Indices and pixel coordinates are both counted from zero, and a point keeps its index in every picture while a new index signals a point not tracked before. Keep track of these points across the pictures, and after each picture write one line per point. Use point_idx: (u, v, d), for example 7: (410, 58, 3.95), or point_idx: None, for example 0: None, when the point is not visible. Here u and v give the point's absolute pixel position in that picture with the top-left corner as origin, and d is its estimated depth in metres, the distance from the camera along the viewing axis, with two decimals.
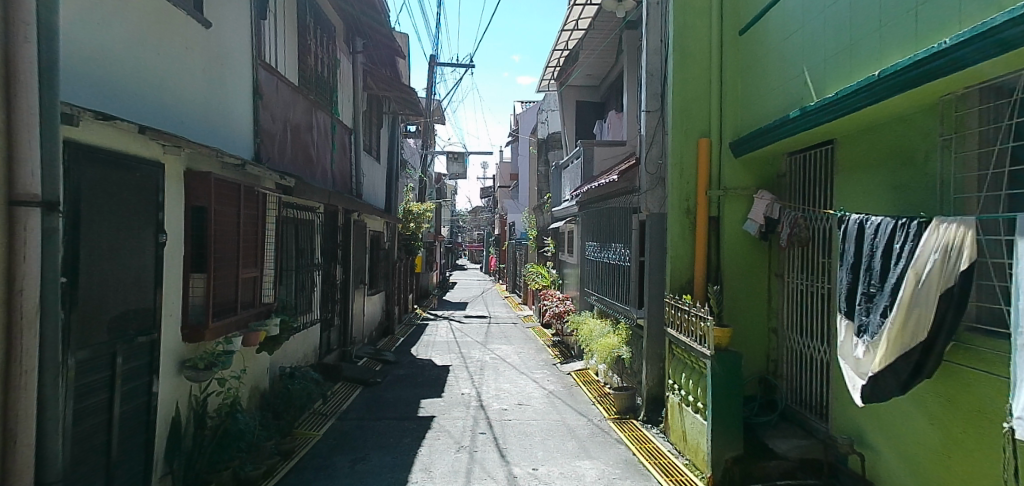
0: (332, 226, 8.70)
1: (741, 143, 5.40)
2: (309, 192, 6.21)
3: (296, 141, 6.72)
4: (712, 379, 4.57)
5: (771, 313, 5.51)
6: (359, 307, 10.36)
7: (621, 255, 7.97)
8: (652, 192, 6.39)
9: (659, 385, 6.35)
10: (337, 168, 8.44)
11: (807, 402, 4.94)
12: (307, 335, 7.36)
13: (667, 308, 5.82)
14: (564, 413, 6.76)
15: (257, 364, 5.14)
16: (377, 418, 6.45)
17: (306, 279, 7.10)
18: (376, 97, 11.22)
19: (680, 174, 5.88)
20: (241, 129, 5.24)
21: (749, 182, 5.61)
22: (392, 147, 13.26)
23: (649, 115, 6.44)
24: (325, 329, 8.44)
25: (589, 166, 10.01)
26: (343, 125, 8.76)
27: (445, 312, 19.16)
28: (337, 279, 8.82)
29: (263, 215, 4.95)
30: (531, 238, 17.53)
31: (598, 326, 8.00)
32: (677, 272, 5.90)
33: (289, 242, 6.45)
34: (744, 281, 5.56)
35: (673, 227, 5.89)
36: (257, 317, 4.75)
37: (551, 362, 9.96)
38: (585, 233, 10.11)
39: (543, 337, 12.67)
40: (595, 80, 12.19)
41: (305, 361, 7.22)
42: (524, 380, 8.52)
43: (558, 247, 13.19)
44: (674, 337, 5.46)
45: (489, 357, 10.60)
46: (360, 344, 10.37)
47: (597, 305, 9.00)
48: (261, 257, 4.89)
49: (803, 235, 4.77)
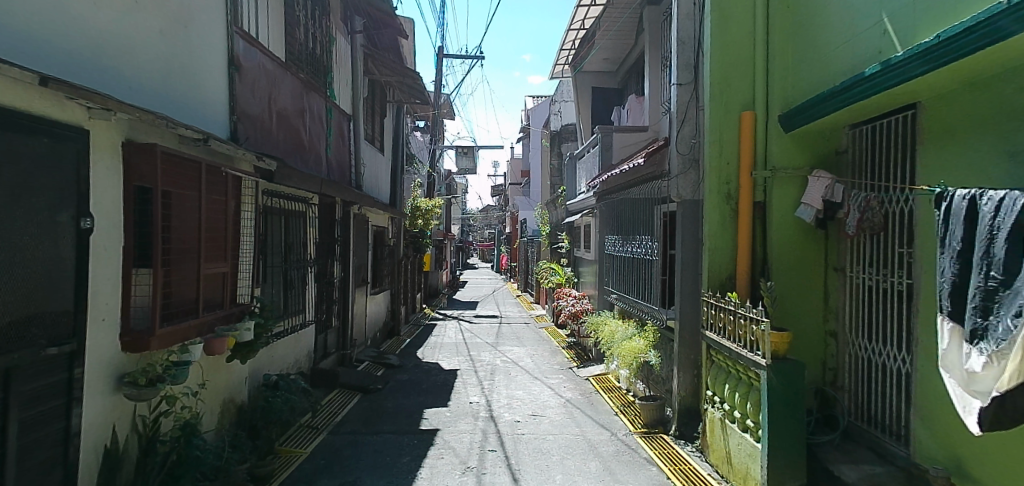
0: (329, 220, 8.00)
1: (793, 114, 4.61)
2: (295, 179, 5.50)
3: (285, 124, 6.05)
4: (767, 393, 3.78)
5: (828, 313, 4.73)
6: (360, 308, 9.68)
7: (646, 249, 7.19)
8: (685, 176, 5.60)
9: (693, 395, 5.56)
10: (334, 157, 7.75)
11: (877, 419, 4.15)
12: (298, 339, 6.67)
13: (705, 308, 5.03)
14: (584, 426, 6.00)
15: (229, 374, 4.43)
16: (373, 432, 5.73)
17: (296, 277, 6.40)
18: (379, 84, 10.54)
19: (720, 153, 5.07)
20: (212, 105, 4.54)
21: (802, 161, 4.82)
22: (397, 138, 12.58)
23: (680, 89, 5.65)
24: (322, 332, 7.74)
25: (608, 154, 9.23)
26: (341, 110, 8.07)
27: (454, 312, 18.47)
28: (334, 277, 8.13)
29: (235, 202, 4.24)
30: (544, 235, 16.76)
31: (621, 328, 7.21)
32: (716, 266, 5.10)
33: (275, 235, 5.76)
34: (796, 276, 4.79)
35: (711, 215, 5.09)
36: (227, 320, 4.05)
37: (568, 365, 9.20)
38: (603, 227, 9.34)
39: (558, 338, 11.92)
40: (612, 64, 11.41)
41: (294, 367, 6.52)
42: (538, 387, 7.77)
43: (573, 243, 12.43)
44: (715, 341, 4.66)
45: (500, 360, 9.86)
46: (362, 347, 9.69)
47: (617, 304, 8.23)
48: (233, 251, 4.19)
49: (876, 221, 3.98)
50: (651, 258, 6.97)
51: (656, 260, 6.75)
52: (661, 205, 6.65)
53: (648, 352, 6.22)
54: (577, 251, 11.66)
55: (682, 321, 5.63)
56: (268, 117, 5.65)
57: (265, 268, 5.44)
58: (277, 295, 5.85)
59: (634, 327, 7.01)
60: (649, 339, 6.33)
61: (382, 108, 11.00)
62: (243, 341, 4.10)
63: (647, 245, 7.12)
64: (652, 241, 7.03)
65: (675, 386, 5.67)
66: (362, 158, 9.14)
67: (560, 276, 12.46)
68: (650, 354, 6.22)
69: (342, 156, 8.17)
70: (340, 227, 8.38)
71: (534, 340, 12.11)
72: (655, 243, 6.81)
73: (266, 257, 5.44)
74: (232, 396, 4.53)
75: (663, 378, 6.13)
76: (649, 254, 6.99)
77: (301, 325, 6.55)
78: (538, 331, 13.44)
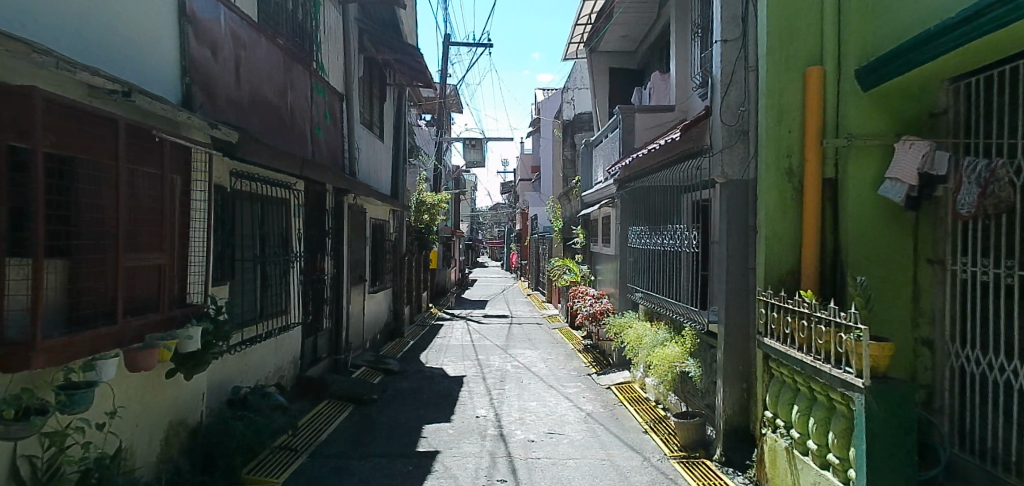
0: (318, 210, 7.14)
1: (874, 67, 3.67)
2: (266, 156, 4.62)
3: (257, 94, 5.20)
4: (863, 423, 2.85)
5: (919, 317, 3.79)
6: (357, 308, 8.86)
7: (677, 240, 6.25)
8: (731, 151, 4.67)
9: (742, 414, 4.65)
10: (323, 139, 6.89)
11: (991, 454, 3.20)
12: (280, 343, 5.85)
13: (761, 310, 4.11)
14: (610, 448, 5.10)
15: (175, 391, 3.56)
16: (361, 455, 4.87)
17: (276, 274, 5.55)
18: (377, 64, 9.69)
19: (780, 118, 4.13)
20: (158, 62, 3.68)
21: (885, 126, 3.88)
22: (399, 125, 11.73)
23: (725, 47, 4.71)
24: (311, 336, 6.91)
25: (629, 138, 8.29)
26: (332, 88, 7.22)
27: (463, 312, 17.62)
28: (324, 274, 7.30)
29: (176, 178, 3.38)
30: (557, 230, 15.86)
31: (648, 331, 6.29)
32: (775, 258, 4.16)
33: (244, 223, 4.92)
34: (877, 270, 3.87)
35: (768, 194, 4.15)
36: (166, 325, 3.18)
37: (585, 372, 8.31)
38: (624, 218, 8.43)
39: (573, 341, 11.02)
40: (632, 42, 10.48)
41: (274, 377, 5.69)
42: (553, 397, 6.89)
43: (588, 238, 11.51)
44: (780, 352, 3.73)
45: (511, 364, 8.99)
46: (359, 351, 8.86)
47: (643, 304, 7.33)
48: (172, 239, 3.32)
49: (1003, 196, 3.03)
50: (684, 250, 6.05)
51: (690, 253, 5.82)
52: (697, 189, 5.71)
53: (686, 361, 5.25)
54: (594, 246, 10.75)
55: (727, 324, 4.71)
56: (235, 85, 4.80)
57: (231, 262, 4.59)
58: (247, 293, 5.01)
59: (667, 329, 6.03)
60: (687, 344, 5.36)
61: (381, 91, 10.14)
62: (186, 351, 3.21)
63: (678, 236, 6.20)
64: (685, 231, 6.10)
65: (720, 402, 4.75)
66: (357, 143, 8.29)
67: (575, 273, 11.55)
68: (688, 362, 5.25)
69: (334, 139, 7.33)
70: (331, 219, 7.54)
71: (547, 342, 11.22)
72: (688, 233, 5.88)
73: (231, 249, 4.60)
74: (182, 419, 3.67)
75: (702, 392, 5.21)
76: (682, 246, 6.05)
77: (283, 327, 5.71)
78: (551, 333, 12.55)
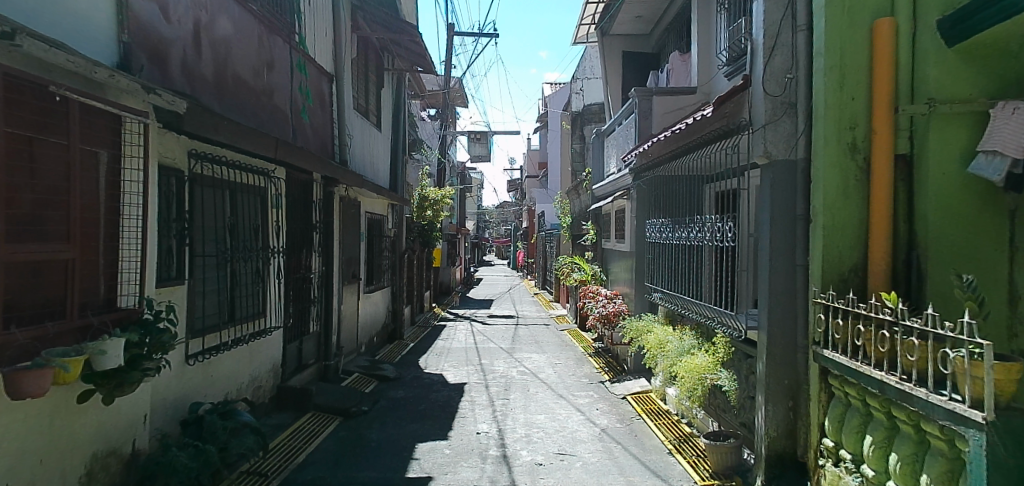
0: (304, 202, 6.47)
1: (965, 15, 2.98)
2: (228, 134, 3.94)
3: (222, 66, 4.53)
4: (979, 468, 2.15)
5: (1015, 326, 3.05)
6: (351, 309, 8.20)
7: (704, 234, 5.52)
8: (777, 127, 3.95)
9: (788, 436, 3.95)
10: (308, 123, 6.21)
11: None
12: (255, 351, 5.19)
13: (818, 316, 3.40)
14: (631, 473, 4.41)
15: (102, 415, 2.88)
16: (341, 481, 4.20)
17: (250, 272, 4.88)
18: (373, 46, 9.02)
19: (841, 82, 3.40)
20: (90, 13, 2.99)
21: (975, 89, 3.19)
22: (399, 114, 11.05)
23: (770, 3, 4.00)
24: (295, 341, 6.24)
25: (646, 123, 7.57)
26: (319, 67, 6.54)
27: (468, 312, 16.94)
28: (311, 272, 6.64)
29: (84, 151, 2.67)
30: (565, 226, 15.15)
31: (671, 336, 5.54)
32: (835, 253, 3.42)
33: (207, 212, 4.26)
34: (965, 266, 3.17)
35: (828, 176, 3.42)
36: (70, 336, 2.49)
37: (598, 379, 7.62)
38: (640, 210, 7.70)
39: (583, 344, 10.32)
40: (647, 24, 9.76)
41: (247, 389, 5.03)
42: (563, 409, 6.19)
43: (599, 234, 10.79)
44: (847, 368, 3.02)
45: (517, 370, 8.30)
46: (352, 356, 8.20)
47: (663, 305, 6.62)
48: (81, 229, 2.62)
49: None
50: (713, 244, 5.33)
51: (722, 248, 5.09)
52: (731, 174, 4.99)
53: (719, 373, 4.52)
54: (606, 242, 10.04)
55: (770, 331, 3.99)
56: (193, 52, 4.11)
57: (186, 259, 3.93)
58: (211, 296, 4.34)
59: (693, 333, 5.29)
60: (719, 354, 4.62)
61: (378, 77, 9.47)
62: (104, 369, 2.50)
63: (705, 228, 5.47)
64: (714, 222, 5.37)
65: (761, 422, 4.04)
66: (349, 129, 7.62)
67: (585, 272, 10.84)
68: (721, 375, 4.52)
69: (322, 124, 6.66)
70: (320, 211, 6.88)
71: (556, 345, 10.51)
72: (719, 226, 5.14)
73: (186, 243, 3.93)
74: (116, 448, 3.00)
75: (737, 409, 4.50)
76: (712, 240, 5.31)
77: (261, 334, 5.05)
78: (559, 335, 11.85)
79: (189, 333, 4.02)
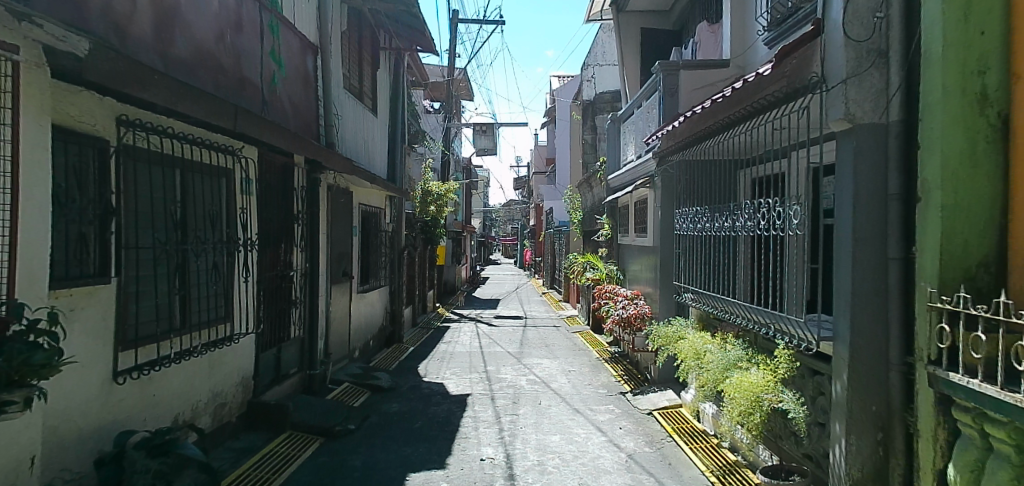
0: (284, 188, 5.64)
1: None
2: (171, 97, 3.13)
3: (173, 17, 3.67)
4: None
5: None
6: (341, 311, 7.38)
7: (753, 222, 4.63)
8: (862, 81, 3.07)
9: (877, 478, 3.08)
10: (283, 97, 5.35)
11: None
12: (216, 362, 4.35)
13: (939, 325, 2.52)
14: None
15: None
16: None
17: (206, 269, 4.05)
18: (365, 21, 8.17)
19: (969, 9, 2.51)
20: None
21: None
22: (397, 99, 10.19)
23: None
24: (273, 349, 5.42)
25: (672, 101, 6.67)
26: (297, 34, 5.69)
27: (473, 313, 16.09)
28: (293, 270, 5.81)
29: None
30: (576, 222, 14.28)
31: (710, 345, 4.65)
32: (961, 241, 2.53)
33: (145, 193, 3.42)
34: None
35: (948, 138, 2.54)
36: None
37: (618, 390, 6.76)
38: (666, 200, 6.80)
39: (598, 348, 9.47)
40: None
41: (205, 409, 4.20)
42: (581, 427, 5.35)
43: (614, 228, 9.93)
44: (993, 396, 2.14)
45: (526, 378, 7.45)
46: (343, 363, 7.37)
47: (696, 307, 5.73)
48: None
49: None
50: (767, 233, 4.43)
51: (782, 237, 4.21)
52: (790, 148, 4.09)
53: (780, 395, 3.63)
54: (623, 237, 9.14)
55: (852, 342, 3.12)
56: None
57: (111, 250, 3.12)
58: (152, 297, 3.52)
59: (739, 341, 4.40)
60: (778, 370, 3.73)
61: (372, 56, 8.64)
62: None
63: (754, 216, 4.58)
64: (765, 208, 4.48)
65: (841, 459, 3.18)
66: (336, 109, 6.77)
67: (600, 270, 9.95)
68: (783, 396, 3.63)
69: (301, 100, 5.81)
70: (303, 200, 6.03)
71: (567, 349, 9.66)
72: (774, 211, 4.24)
73: (112, 231, 3.11)
74: None
75: (801, 437, 3.62)
76: (768, 229, 4.41)
77: (223, 343, 4.23)
78: (570, 338, 10.97)
79: (116, 346, 3.19)
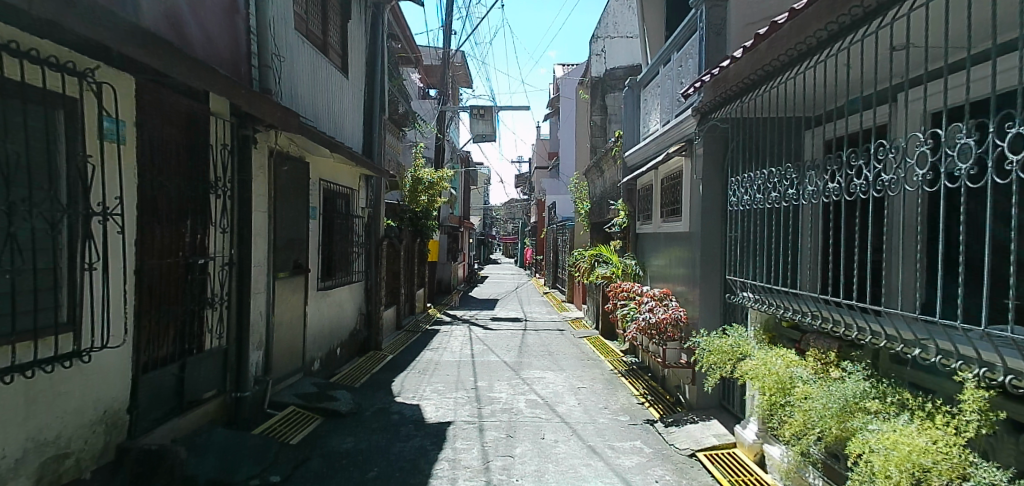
0: (191, 144, 4.03)
1: None
2: None
3: None
4: None
5: None
6: (292, 313, 5.83)
7: (847, 183, 2.98)
8: None
9: None
10: (171, 10, 3.73)
11: None
12: (41, 395, 2.71)
13: None
14: None
15: None
16: None
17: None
18: None
19: None
20: None
21: None
22: (376, 62, 8.61)
23: None
24: (172, 366, 3.85)
25: (717, 42, 5.16)
26: None
27: (468, 314, 14.53)
28: (204, 258, 4.17)
29: None
30: (583, 212, 12.73)
31: (806, 373, 3.06)
32: None
33: None
34: None
35: None
36: None
37: (644, 418, 5.21)
38: (711, 168, 5.17)
39: (613, 359, 7.93)
40: None
41: (19, 470, 2.59)
42: (600, 478, 3.81)
43: (631, 215, 8.40)
44: None
45: (524, 399, 5.90)
46: (293, 378, 5.84)
47: (757, 309, 4.07)
48: None
49: None
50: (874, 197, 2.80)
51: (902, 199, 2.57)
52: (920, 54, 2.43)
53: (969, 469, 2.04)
54: (645, 224, 7.60)
55: None
56: None
57: None
58: None
59: (860, 367, 2.81)
60: (960, 426, 2.14)
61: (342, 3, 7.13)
62: None
63: (848, 171, 2.96)
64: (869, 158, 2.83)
65: None
66: (282, 51, 5.21)
67: (614, 265, 8.40)
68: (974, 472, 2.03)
69: (210, 22, 4.18)
70: (219, 163, 4.37)
71: (575, 359, 8.12)
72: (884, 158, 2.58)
73: None
74: None
75: None
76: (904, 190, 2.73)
77: (61, 360, 2.71)
78: (577, 345, 9.41)
79: None
